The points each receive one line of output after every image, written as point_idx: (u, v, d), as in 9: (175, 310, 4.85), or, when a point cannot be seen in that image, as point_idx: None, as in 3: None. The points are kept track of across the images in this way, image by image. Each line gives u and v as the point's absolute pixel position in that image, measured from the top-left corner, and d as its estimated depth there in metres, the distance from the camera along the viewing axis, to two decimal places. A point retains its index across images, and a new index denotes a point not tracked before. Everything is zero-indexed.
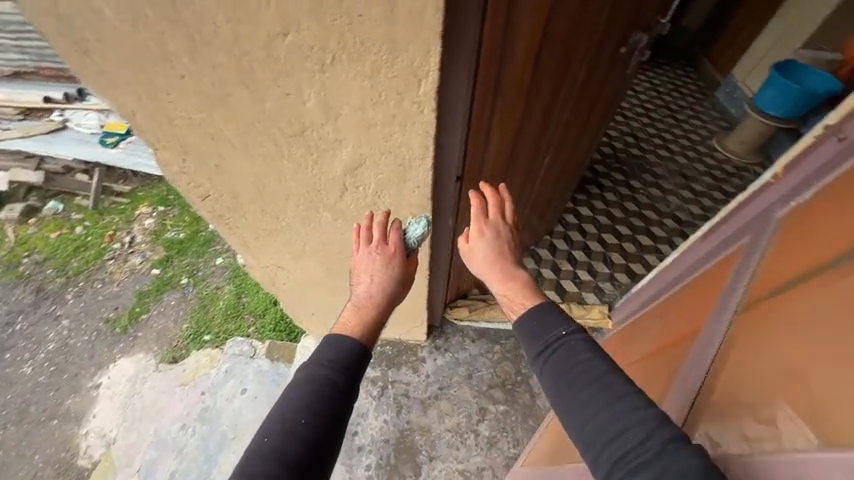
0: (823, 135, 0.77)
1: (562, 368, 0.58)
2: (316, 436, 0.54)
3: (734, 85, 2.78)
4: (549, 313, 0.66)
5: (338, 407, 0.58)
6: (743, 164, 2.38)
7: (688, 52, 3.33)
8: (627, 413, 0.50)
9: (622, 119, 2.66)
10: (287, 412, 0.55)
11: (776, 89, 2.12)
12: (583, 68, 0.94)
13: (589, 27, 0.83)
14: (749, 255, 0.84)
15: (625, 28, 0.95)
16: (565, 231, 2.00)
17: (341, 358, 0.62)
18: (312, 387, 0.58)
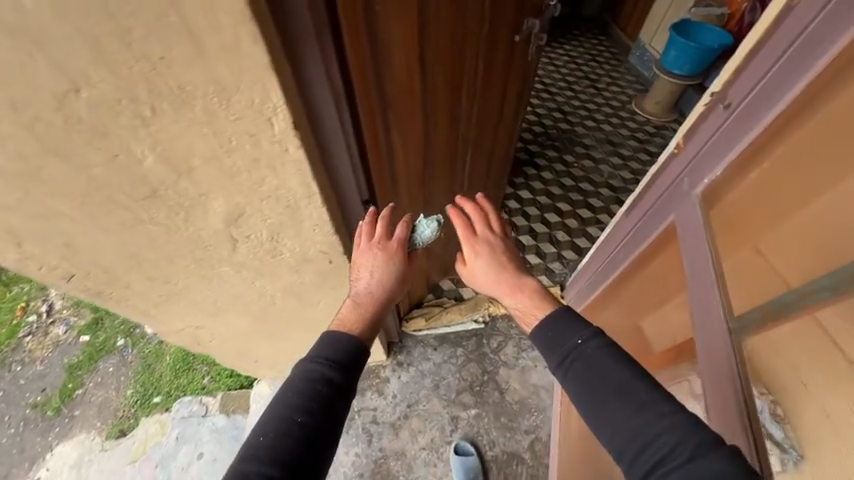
0: (711, 102, 0.79)
1: (587, 378, 0.60)
2: (311, 434, 0.54)
3: (643, 48, 2.90)
4: (570, 322, 0.67)
5: (334, 404, 0.58)
6: (662, 123, 2.50)
7: (598, 21, 3.45)
8: (657, 419, 0.52)
9: (548, 95, 2.70)
10: (282, 410, 0.55)
11: (677, 49, 2.23)
12: (480, 61, 0.89)
13: (474, 19, 0.78)
14: (684, 231, 0.85)
15: (515, 14, 0.91)
16: (510, 218, 2.00)
17: (334, 356, 0.62)
18: (306, 386, 0.58)
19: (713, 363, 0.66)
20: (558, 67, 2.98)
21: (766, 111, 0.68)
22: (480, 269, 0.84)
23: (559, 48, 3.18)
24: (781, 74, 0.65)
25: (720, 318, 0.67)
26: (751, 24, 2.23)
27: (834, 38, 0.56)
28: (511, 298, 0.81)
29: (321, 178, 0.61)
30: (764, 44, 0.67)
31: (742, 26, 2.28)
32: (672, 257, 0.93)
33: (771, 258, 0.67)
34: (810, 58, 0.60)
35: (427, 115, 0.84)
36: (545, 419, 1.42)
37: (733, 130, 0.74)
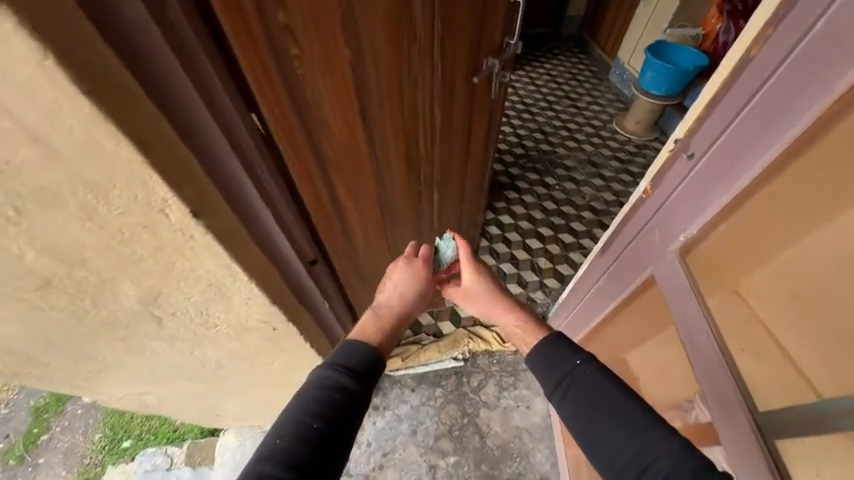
0: (675, 149, 0.75)
1: (579, 398, 0.61)
2: (326, 440, 0.52)
3: (621, 67, 2.91)
4: (562, 345, 0.68)
5: (350, 412, 0.57)
6: (643, 142, 2.49)
7: (578, 40, 3.48)
8: (647, 434, 0.54)
9: (529, 115, 2.69)
10: (297, 414, 0.53)
11: (654, 71, 2.23)
12: (436, 107, 0.85)
13: (423, 69, 0.74)
14: (666, 284, 0.80)
15: (471, 57, 0.87)
16: (490, 245, 1.96)
17: (351, 362, 0.61)
18: (322, 391, 0.56)
19: (723, 403, 0.66)
20: (538, 86, 2.98)
21: (737, 165, 0.63)
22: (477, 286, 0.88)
23: (539, 67, 3.19)
24: (747, 128, 0.60)
25: (732, 394, 0.64)
26: (726, 45, 2.25)
27: (809, 98, 0.52)
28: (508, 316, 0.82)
29: (255, 252, 0.56)
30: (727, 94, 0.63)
31: (717, 47, 2.30)
32: (659, 305, 0.88)
33: (775, 333, 0.63)
34: (783, 116, 0.56)
35: (379, 166, 0.79)
36: (528, 465, 1.35)
37: (699, 179, 0.70)
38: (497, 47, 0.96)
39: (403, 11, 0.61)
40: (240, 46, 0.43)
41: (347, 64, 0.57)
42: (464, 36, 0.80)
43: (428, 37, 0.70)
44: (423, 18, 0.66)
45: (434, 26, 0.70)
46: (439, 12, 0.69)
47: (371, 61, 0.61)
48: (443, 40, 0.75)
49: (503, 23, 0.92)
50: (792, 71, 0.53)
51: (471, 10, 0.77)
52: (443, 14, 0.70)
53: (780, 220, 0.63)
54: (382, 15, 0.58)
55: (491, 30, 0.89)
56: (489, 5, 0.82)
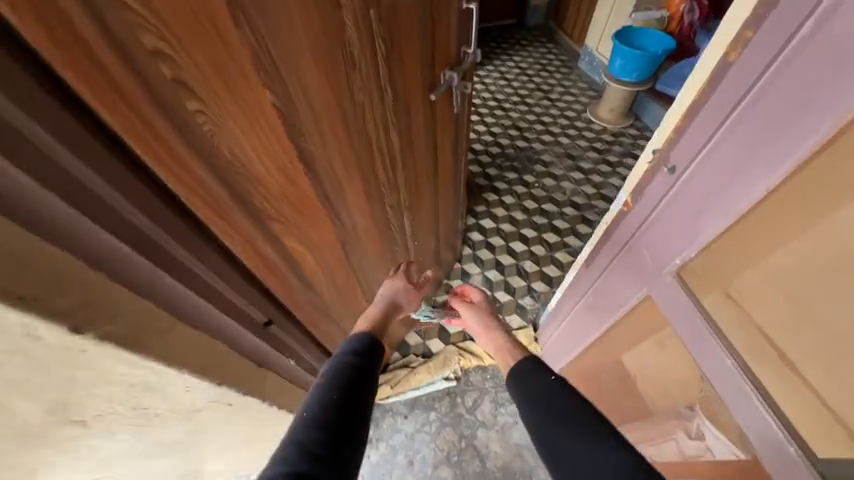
0: (655, 162, 0.69)
1: (543, 410, 0.66)
2: (347, 406, 0.61)
3: (591, 53, 2.86)
4: (536, 367, 0.74)
5: (362, 383, 0.67)
6: (618, 130, 2.45)
7: (545, 28, 3.42)
8: (607, 452, 0.58)
9: (502, 111, 2.63)
10: (319, 394, 0.62)
11: (623, 58, 2.18)
12: (392, 131, 0.77)
13: (370, 95, 0.66)
14: (664, 306, 0.73)
15: (426, 73, 0.80)
16: (474, 252, 1.89)
17: (356, 347, 0.72)
18: (337, 373, 0.66)
19: (762, 438, 0.58)
20: (509, 80, 2.91)
21: (731, 183, 0.56)
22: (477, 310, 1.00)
23: (508, 60, 3.13)
24: (739, 140, 0.53)
25: (772, 426, 0.56)
26: (691, 24, 2.24)
27: (819, 110, 0.44)
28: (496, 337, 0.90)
29: (182, 334, 0.47)
30: (707, 105, 0.57)
31: (682, 27, 2.28)
32: (662, 325, 0.81)
33: (783, 347, 0.57)
34: (786, 130, 0.48)
35: (333, 207, 0.71)
36: None
37: (685, 198, 0.63)
38: (453, 58, 0.88)
39: (334, 36, 0.53)
40: (125, 126, 0.35)
41: (273, 111, 0.49)
42: (413, 55, 0.72)
43: (371, 60, 0.62)
44: (359, 43, 0.58)
45: (376, 47, 0.62)
46: (379, 31, 0.61)
47: (302, 97, 0.52)
48: (389, 59, 0.66)
49: (457, 32, 0.84)
50: (794, 77, 0.45)
51: (416, 23, 0.69)
52: (385, 31, 0.62)
53: (781, 224, 0.55)
54: (308, 44, 0.50)
55: (443, 41, 0.82)
56: (436, 15, 0.75)
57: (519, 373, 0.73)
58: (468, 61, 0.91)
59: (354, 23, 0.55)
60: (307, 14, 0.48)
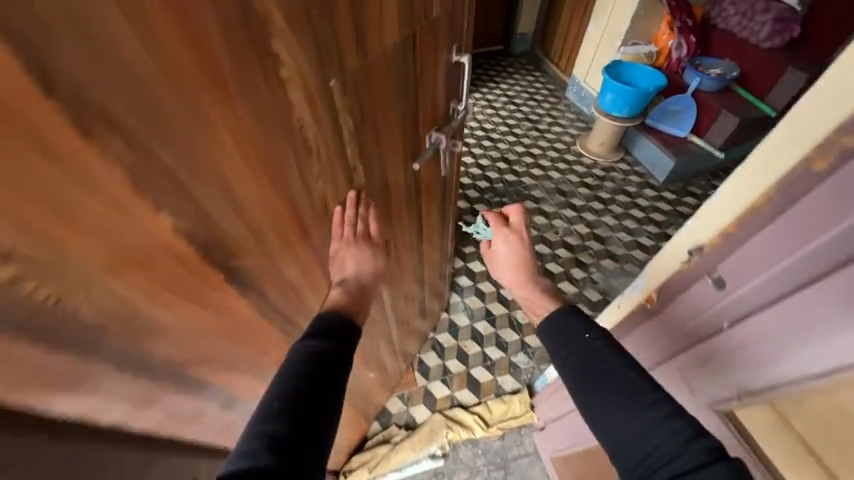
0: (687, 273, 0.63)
1: (584, 376, 0.60)
2: (317, 390, 0.46)
3: (578, 84, 2.75)
4: (573, 321, 0.66)
5: (332, 368, 0.50)
6: (609, 164, 2.37)
7: (532, 56, 3.39)
8: (662, 418, 0.53)
9: (490, 143, 2.54)
10: (281, 378, 0.47)
11: (613, 93, 2.11)
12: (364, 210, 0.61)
13: (333, 180, 0.52)
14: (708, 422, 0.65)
15: (408, 140, 0.66)
16: (462, 300, 1.73)
17: (325, 326, 0.53)
18: (302, 357, 0.49)
19: None
20: (497, 109, 2.84)
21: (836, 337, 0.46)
22: (502, 251, 0.97)
23: (496, 88, 3.07)
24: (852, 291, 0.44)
25: None
26: (679, 60, 2.23)
27: None
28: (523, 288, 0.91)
29: None
30: (775, 220, 0.50)
31: (671, 62, 2.28)
32: None
33: None
34: None
35: (276, 315, 0.55)
36: None
37: (765, 328, 0.53)
38: (443, 120, 0.75)
39: (274, 122, 0.40)
40: None
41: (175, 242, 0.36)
42: (395, 127, 0.60)
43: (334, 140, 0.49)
44: (315, 127, 0.45)
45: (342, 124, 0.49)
46: (346, 106, 0.48)
47: (227, 203, 0.39)
48: (360, 134, 0.53)
49: (445, 88, 0.71)
50: None
51: (395, 87, 0.56)
52: (355, 104, 0.49)
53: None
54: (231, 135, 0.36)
55: (428, 100, 0.68)
56: (421, 74, 0.61)
57: (549, 328, 0.66)
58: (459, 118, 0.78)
59: (307, 103, 0.42)
60: (228, 101, 0.35)
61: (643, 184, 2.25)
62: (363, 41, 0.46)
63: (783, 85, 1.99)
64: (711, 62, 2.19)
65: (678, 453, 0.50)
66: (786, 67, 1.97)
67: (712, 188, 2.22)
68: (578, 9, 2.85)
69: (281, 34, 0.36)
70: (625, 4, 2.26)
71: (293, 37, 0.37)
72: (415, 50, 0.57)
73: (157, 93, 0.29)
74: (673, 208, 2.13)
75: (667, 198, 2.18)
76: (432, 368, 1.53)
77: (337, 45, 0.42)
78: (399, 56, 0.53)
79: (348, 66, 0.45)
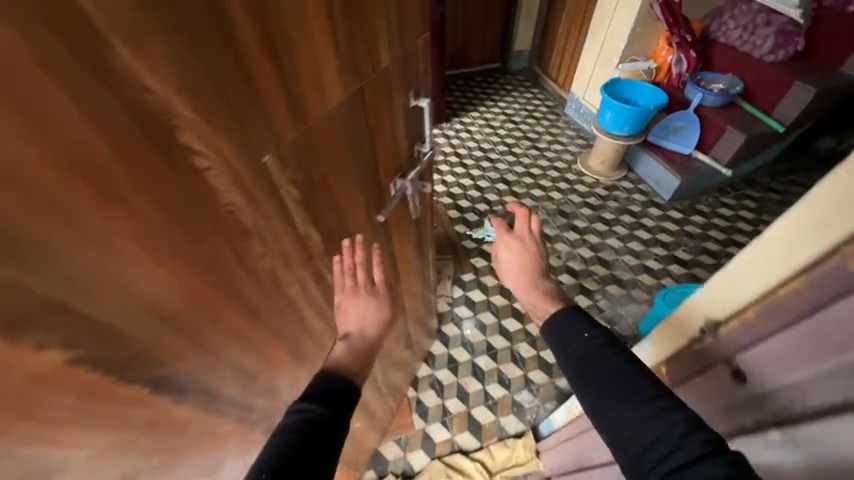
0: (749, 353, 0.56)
1: (584, 373, 0.62)
2: (311, 462, 0.47)
3: (577, 101, 2.71)
4: (573, 320, 0.68)
5: (327, 439, 0.50)
6: (612, 182, 2.30)
7: (530, 72, 3.36)
8: (660, 412, 0.54)
9: (489, 163, 2.50)
10: (272, 454, 0.46)
11: (613, 112, 2.05)
12: (317, 261, 0.66)
13: (280, 241, 0.57)
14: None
15: (367, 194, 0.70)
16: (462, 333, 1.65)
17: (322, 390, 0.54)
18: (294, 428, 0.49)
19: None
20: (495, 128, 2.81)
21: None
22: (508, 257, 0.96)
23: (493, 106, 3.04)
24: None
25: None
26: (680, 75, 2.18)
27: None
28: (527, 293, 0.89)
29: None
30: (796, 326, 0.49)
31: (671, 77, 2.24)
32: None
33: None
34: None
35: (216, 375, 0.56)
36: None
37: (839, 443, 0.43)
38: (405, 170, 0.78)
39: (205, 205, 0.44)
40: None
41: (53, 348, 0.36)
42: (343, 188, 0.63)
43: (276, 205, 0.53)
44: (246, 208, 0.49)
45: (283, 191, 0.53)
46: (287, 173, 0.52)
47: (163, 280, 0.43)
48: (308, 202, 0.58)
49: (405, 134, 0.72)
50: None
51: (343, 154, 0.60)
52: (299, 175, 0.54)
53: None
54: (143, 227, 0.39)
55: (382, 153, 0.69)
56: (376, 126, 0.64)
57: (550, 328, 0.68)
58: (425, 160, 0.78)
59: (233, 186, 0.46)
60: (121, 206, 0.37)
61: (648, 203, 2.18)
62: (298, 115, 0.50)
63: (789, 99, 1.94)
64: (714, 76, 2.13)
65: (675, 447, 0.51)
66: (793, 81, 1.91)
67: (720, 205, 2.14)
68: (573, 25, 2.82)
69: (199, 133, 0.41)
70: (622, 20, 2.20)
71: (218, 133, 0.42)
72: (362, 110, 0.60)
73: (76, 202, 0.34)
74: (681, 227, 2.05)
75: (673, 217, 2.10)
76: (431, 409, 1.45)
77: (269, 126, 0.47)
78: (342, 118, 0.56)
79: (282, 141, 0.49)
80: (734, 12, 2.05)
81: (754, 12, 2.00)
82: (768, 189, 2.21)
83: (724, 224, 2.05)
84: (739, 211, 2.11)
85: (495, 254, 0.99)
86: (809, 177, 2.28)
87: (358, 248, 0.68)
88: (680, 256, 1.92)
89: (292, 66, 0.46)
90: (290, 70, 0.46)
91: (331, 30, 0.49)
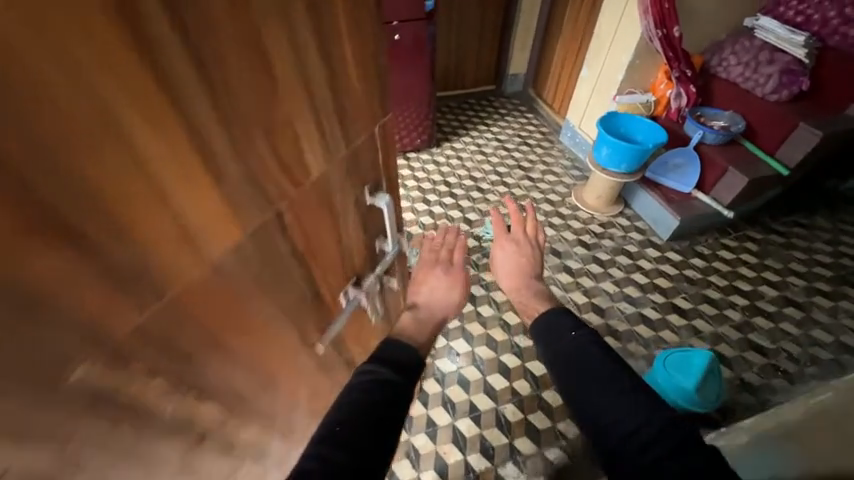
0: None
1: (571, 366, 0.71)
2: (382, 411, 0.58)
3: (572, 129, 2.61)
4: (563, 318, 0.79)
5: (395, 396, 0.61)
6: (608, 219, 2.19)
7: (525, 96, 3.28)
8: (638, 400, 0.63)
9: (480, 194, 2.41)
10: (349, 403, 0.58)
11: (610, 148, 1.94)
12: (218, 397, 0.53)
13: (129, 414, 0.41)
14: None
15: (290, 299, 0.60)
16: (443, 390, 1.51)
17: (391, 357, 0.66)
18: (366, 384, 0.60)
19: None
20: (487, 155, 2.71)
21: None
22: (505, 253, 1.26)
23: (486, 131, 2.95)
24: None
25: None
26: (679, 110, 2.11)
27: None
28: (520, 291, 1.18)
29: None
30: None
31: (669, 112, 2.15)
32: None
33: None
34: None
35: None
36: None
37: None
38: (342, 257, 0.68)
39: None
40: None
41: None
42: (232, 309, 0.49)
43: (117, 404, 0.40)
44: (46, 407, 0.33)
45: (131, 377, 0.40)
46: (133, 349, 0.39)
47: None
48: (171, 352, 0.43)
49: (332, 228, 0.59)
50: None
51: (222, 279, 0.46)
52: (146, 331, 0.39)
53: None
54: None
55: (293, 254, 0.56)
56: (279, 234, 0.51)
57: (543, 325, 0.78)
58: (386, 259, 0.78)
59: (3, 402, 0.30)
60: None
61: (645, 242, 2.07)
62: (143, 283, 0.37)
63: (793, 141, 1.85)
64: (715, 113, 2.05)
65: (650, 431, 0.59)
66: (797, 123, 1.82)
67: (720, 247, 2.03)
68: (569, 51, 2.74)
69: None
70: (620, 51, 2.10)
71: None
72: (261, 243, 0.49)
73: None
74: (679, 271, 1.93)
75: (671, 259, 1.98)
76: None
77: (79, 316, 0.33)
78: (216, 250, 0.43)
79: (114, 329, 0.36)
80: (735, 47, 1.96)
81: (756, 49, 1.92)
82: (770, 229, 2.11)
83: (725, 268, 1.93)
84: (740, 254, 2.00)
85: (495, 246, 1.27)
86: (813, 217, 2.17)
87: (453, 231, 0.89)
88: (678, 304, 1.79)
89: (120, 242, 0.34)
90: (112, 252, 0.34)
91: (186, 176, 0.37)
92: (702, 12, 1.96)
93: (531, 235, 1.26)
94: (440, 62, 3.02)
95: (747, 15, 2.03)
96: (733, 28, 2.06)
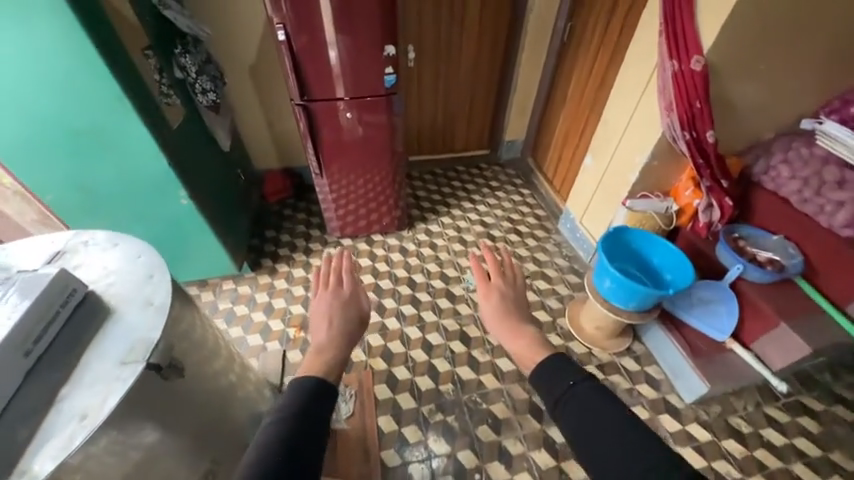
0: None
1: (583, 422, 0.66)
2: (288, 451, 0.63)
3: (572, 222, 2.12)
4: (564, 365, 0.75)
5: (299, 438, 0.66)
6: (610, 359, 1.66)
7: (522, 164, 2.84)
8: (647, 454, 0.59)
9: (448, 301, 1.92)
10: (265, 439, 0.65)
11: (614, 281, 1.44)
12: None
13: None
14: None
15: None
16: None
17: (299, 392, 0.74)
18: (276, 420, 0.68)
19: None
20: (465, 243, 2.24)
21: None
22: (486, 304, 1.02)
23: (470, 207, 2.49)
24: None
25: None
26: (710, 224, 1.59)
27: None
28: (515, 341, 0.93)
29: None
30: None
31: (696, 225, 1.63)
32: None
33: None
34: None
35: None
36: None
37: None
38: None
39: None
40: None
41: None
42: None
43: None
44: None
45: None
46: None
47: None
48: None
49: None
50: None
51: None
52: None
53: None
54: None
55: None
56: None
57: (540, 375, 0.74)
58: None
59: None
60: None
61: (659, 402, 1.53)
62: None
63: None
64: (760, 236, 1.54)
65: None
66: None
67: (764, 421, 1.46)
68: (574, 126, 2.28)
69: None
70: (634, 145, 1.63)
71: None
72: None
73: None
74: (708, 462, 1.38)
75: (696, 440, 1.43)
76: None
77: None
78: None
79: None
80: (786, 155, 1.49)
81: (815, 162, 1.44)
82: (832, 396, 1.53)
83: (774, 464, 1.37)
84: (792, 436, 1.43)
85: (478, 301, 1.04)
86: None
87: (335, 258, 1.08)
88: None
89: None
90: None
91: None
92: (743, 109, 1.49)
93: (501, 276, 1.07)
94: (425, 122, 2.62)
95: (805, 115, 1.55)
96: (785, 128, 1.58)
